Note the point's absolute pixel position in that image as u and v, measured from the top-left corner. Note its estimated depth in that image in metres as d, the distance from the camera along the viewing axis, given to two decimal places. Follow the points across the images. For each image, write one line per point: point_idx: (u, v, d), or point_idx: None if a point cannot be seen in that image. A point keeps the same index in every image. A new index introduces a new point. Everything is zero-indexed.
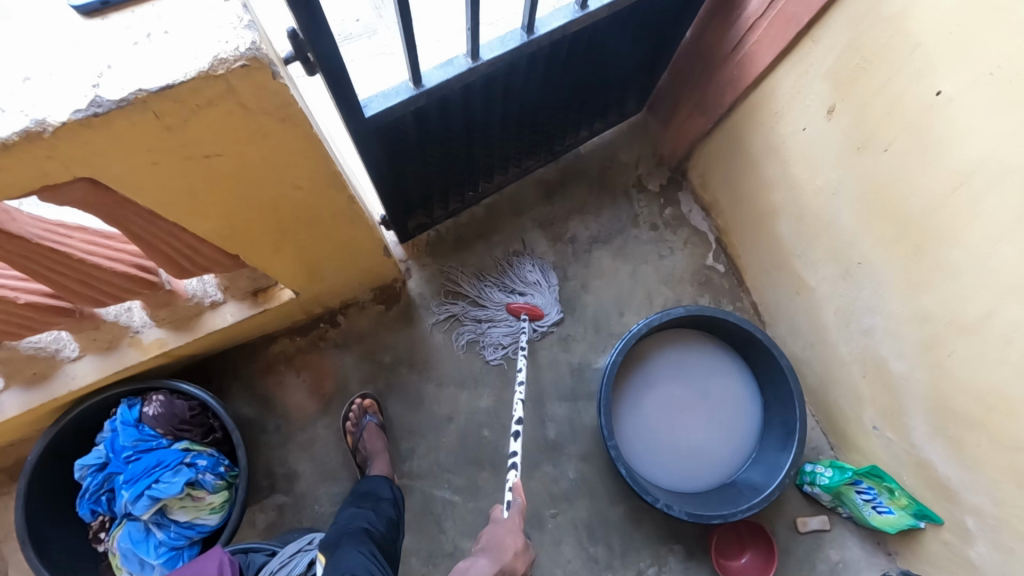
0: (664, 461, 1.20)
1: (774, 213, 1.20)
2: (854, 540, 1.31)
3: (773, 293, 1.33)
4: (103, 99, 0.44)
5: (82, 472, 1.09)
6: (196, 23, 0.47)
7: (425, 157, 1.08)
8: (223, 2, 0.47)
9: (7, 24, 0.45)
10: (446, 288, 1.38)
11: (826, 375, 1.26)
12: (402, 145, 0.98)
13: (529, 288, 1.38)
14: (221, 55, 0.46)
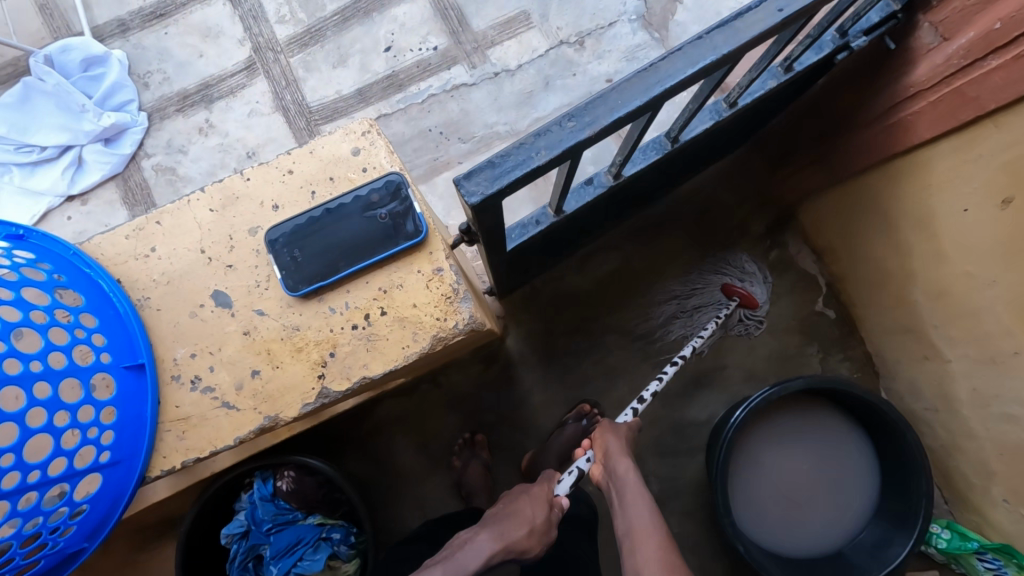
0: (777, 529, 1.21)
1: (907, 279, 1.12)
2: None
3: (892, 349, 1.26)
4: (329, 389, 0.78)
5: (227, 539, 1.17)
6: (399, 326, 0.79)
7: (538, 254, 1.05)
8: (419, 306, 0.80)
9: (267, 319, 0.81)
10: (654, 292, 1.41)
11: (949, 440, 1.21)
12: (527, 255, 0.95)
13: (745, 276, 1.36)
14: (436, 337, 0.79)
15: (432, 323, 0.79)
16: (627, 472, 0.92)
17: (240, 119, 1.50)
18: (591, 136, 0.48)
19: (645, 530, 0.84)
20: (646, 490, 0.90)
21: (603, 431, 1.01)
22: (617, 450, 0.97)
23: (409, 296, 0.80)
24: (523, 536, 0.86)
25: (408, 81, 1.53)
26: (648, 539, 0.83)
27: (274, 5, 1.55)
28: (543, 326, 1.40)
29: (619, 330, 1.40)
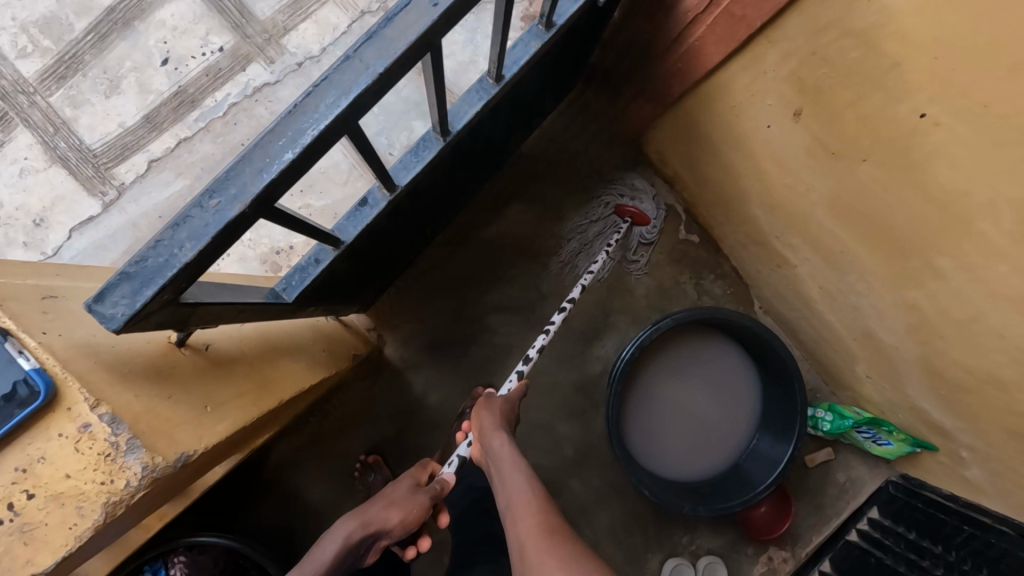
0: (680, 460, 1.26)
1: (744, 197, 1.13)
2: (857, 459, 1.43)
3: (752, 262, 1.29)
4: None
5: None
6: (48, 508, 0.52)
7: (365, 270, 0.96)
8: (73, 470, 0.52)
9: None
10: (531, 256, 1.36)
11: (816, 334, 1.27)
12: (341, 282, 0.87)
13: (636, 193, 1.34)
14: (112, 504, 0.53)
15: (98, 488, 0.53)
16: (503, 444, 0.83)
17: (10, 182, 1.29)
18: (244, 215, 0.47)
19: (522, 495, 0.73)
20: (520, 451, 0.81)
21: (481, 411, 0.93)
22: (496, 427, 0.87)
23: (56, 465, 0.52)
24: (382, 508, 0.79)
25: (199, 94, 1.33)
26: (521, 500, 0.72)
27: (6, 37, 1.29)
28: (421, 323, 1.33)
29: (497, 308, 1.34)
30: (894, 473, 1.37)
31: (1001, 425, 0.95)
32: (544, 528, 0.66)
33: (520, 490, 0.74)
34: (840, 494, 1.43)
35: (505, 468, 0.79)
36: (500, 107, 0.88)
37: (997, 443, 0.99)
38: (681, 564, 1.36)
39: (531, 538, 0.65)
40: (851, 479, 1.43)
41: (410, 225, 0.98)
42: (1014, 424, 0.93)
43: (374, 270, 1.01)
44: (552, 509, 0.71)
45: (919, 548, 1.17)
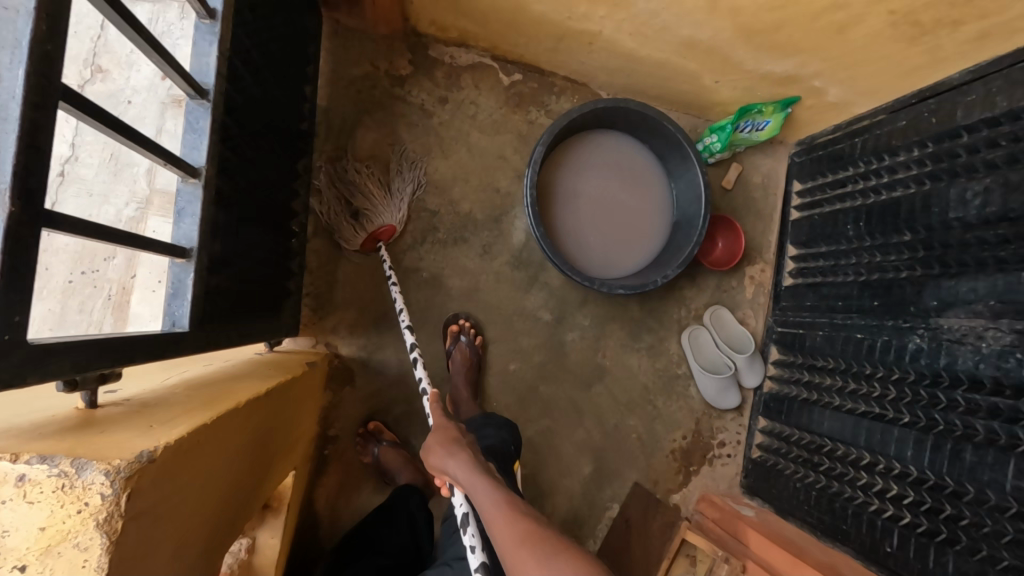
0: (631, 251, 1.34)
1: (522, 2, 1.14)
2: (759, 157, 1.56)
3: (571, 59, 1.33)
4: None
5: None
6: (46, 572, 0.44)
7: (245, 279, 0.92)
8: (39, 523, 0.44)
9: None
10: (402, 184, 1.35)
11: (659, 79, 1.34)
12: (230, 298, 0.83)
13: (397, 177, 1.33)
14: (103, 520, 0.45)
15: (78, 518, 0.44)
16: (461, 470, 0.82)
17: None
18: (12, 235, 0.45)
19: (496, 512, 0.73)
20: (481, 469, 0.81)
21: (433, 452, 0.89)
22: (448, 454, 0.85)
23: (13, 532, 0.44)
24: None
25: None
26: (495, 514, 0.73)
27: None
28: (355, 309, 1.31)
29: (406, 250, 1.34)
30: (795, 143, 1.53)
31: (820, 33, 1.06)
32: (517, 533, 0.69)
33: (494, 501, 0.75)
34: (765, 193, 1.56)
35: (473, 491, 0.79)
36: (247, 53, 0.83)
37: (828, 49, 1.10)
38: (693, 329, 1.47)
39: (522, 546, 0.66)
40: (765, 176, 1.56)
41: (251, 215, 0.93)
42: (826, 24, 1.03)
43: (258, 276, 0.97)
44: (521, 504, 0.75)
45: (841, 182, 1.35)
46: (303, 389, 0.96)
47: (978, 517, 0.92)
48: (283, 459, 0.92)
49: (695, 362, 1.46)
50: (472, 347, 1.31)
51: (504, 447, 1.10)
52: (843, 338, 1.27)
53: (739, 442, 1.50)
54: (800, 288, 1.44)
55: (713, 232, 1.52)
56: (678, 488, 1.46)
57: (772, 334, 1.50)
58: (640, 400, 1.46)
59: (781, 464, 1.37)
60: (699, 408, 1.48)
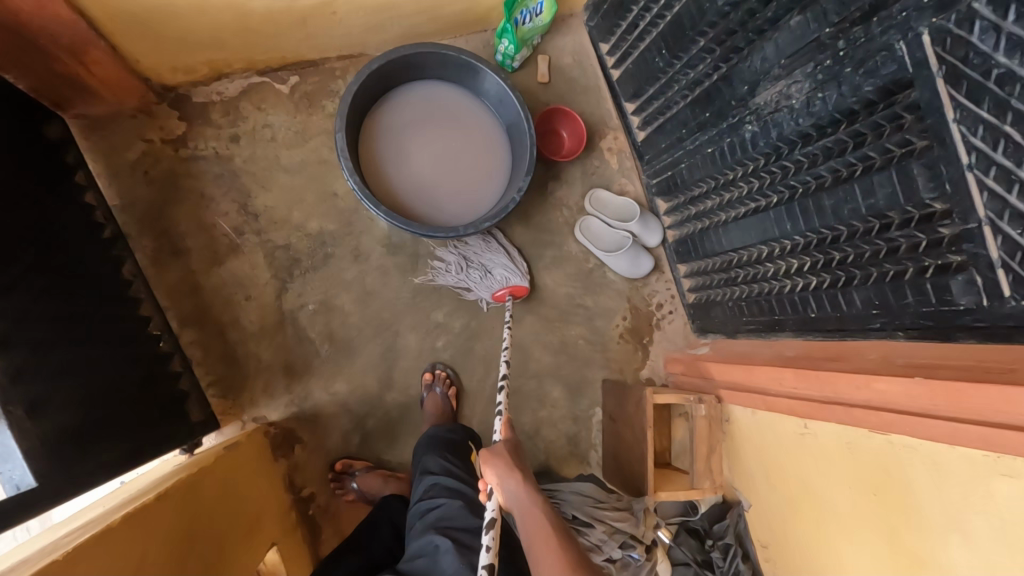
0: (486, 183, 1.34)
1: (241, 8, 1.08)
2: (560, 39, 1.56)
3: (332, 37, 1.28)
4: None
5: None
6: None
7: (99, 406, 0.87)
8: None
9: None
10: (242, 236, 1.30)
11: (423, 14, 1.31)
12: (76, 433, 0.79)
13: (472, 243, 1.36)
14: None
15: None
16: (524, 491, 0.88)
17: None
18: None
19: (547, 541, 0.84)
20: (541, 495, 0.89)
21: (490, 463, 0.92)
22: (512, 469, 0.90)
23: None
24: None
25: None
26: (549, 544, 0.84)
27: None
28: (263, 373, 1.27)
29: (281, 293, 1.30)
30: (584, 11, 1.56)
31: None
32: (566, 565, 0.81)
33: (550, 530, 0.85)
34: (582, 68, 1.58)
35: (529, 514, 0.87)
36: None
37: None
38: (583, 221, 1.50)
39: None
40: (574, 52, 1.57)
41: (73, 346, 0.87)
42: None
43: (117, 397, 0.92)
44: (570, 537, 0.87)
45: (633, 22, 1.36)
46: (231, 473, 0.94)
47: (858, 247, 0.97)
48: (246, 540, 0.90)
49: (598, 249, 1.49)
50: (446, 396, 1.31)
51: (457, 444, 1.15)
52: (701, 160, 1.31)
53: (674, 296, 1.56)
54: (651, 135, 1.47)
55: (554, 125, 1.52)
56: (643, 364, 1.52)
57: (652, 188, 1.54)
58: (569, 309, 1.50)
59: (710, 295, 1.43)
60: (624, 286, 1.53)
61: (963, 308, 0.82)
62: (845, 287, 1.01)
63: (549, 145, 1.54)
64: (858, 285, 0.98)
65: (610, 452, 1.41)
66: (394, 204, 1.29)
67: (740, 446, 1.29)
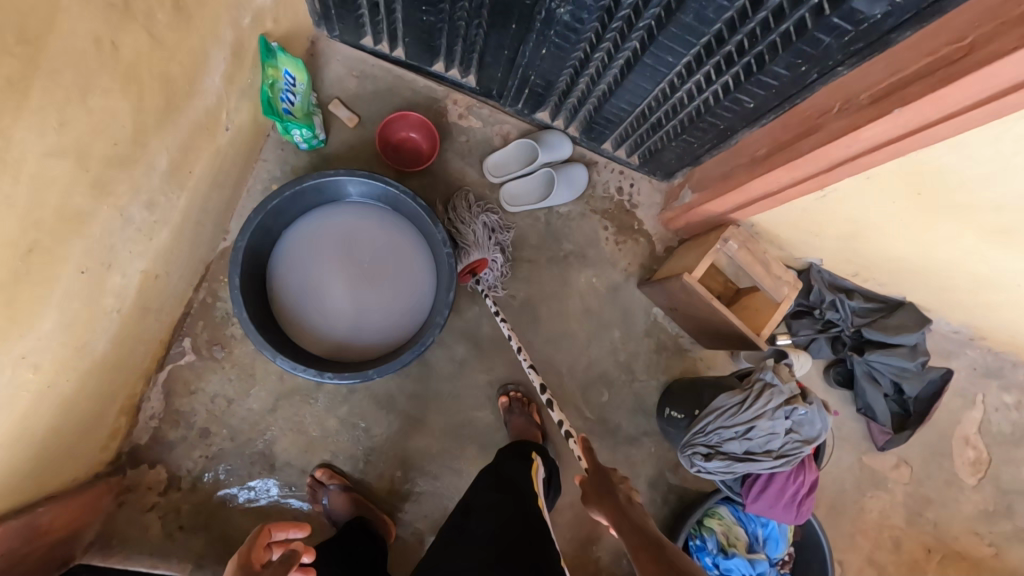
0: (410, 257, 1.25)
1: (96, 362, 0.97)
2: (324, 74, 1.38)
3: (175, 288, 1.16)
4: None
5: None
6: None
7: None
8: None
9: None
10: (296, 487, 1.27)
11: (212, 191, 1.16)
12: None
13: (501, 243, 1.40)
14: None
15: None
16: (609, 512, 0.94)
17: None
18: None
19: (637, 549, 0.84)
20: (637, 508, 0.93)
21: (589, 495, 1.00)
22: (603, 504, 0.96)
23: None
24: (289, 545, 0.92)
25: None
26: (642, 555, 0.82)
27: None
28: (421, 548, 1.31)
29: (369, 489, 1.30)
30: (316, 29, 1.36)
31: (181, 33, 0.87)
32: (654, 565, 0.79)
33: (638, 539, 0.85)
34: (367, 77, 1.41)
35: (618, 518, 0.91)
36: None
37: (203, 18, 0.92)
38: (506, 198, 1.42)
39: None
40: (347, 73, 1.39)
41: None
42: (170, 28, 0.84)
43: None
44: (674, 555, 0.81)
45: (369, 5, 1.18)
46: None
47: (746, 30, 0.90)
48: None
49: (535, 201, 1.42)
50: (525, 413, 1.28)
51: (523, 456, 1.09)
52: (544, 62, 1.19)
53: (622, 171, 1.50)
54: (480, 72, 1.33)
55: (396, 135, 1.36)
56: (651, 244, 1.50)
57: (523, 111, 1.42)
58: (562, 266, 1.46)
59: (650, 149, 1.36)
60: (581, 205, 1.48)
61: (879, 14, 0.76)
62: (761, 69, 0.94)
63: (406, 157, 1.39)
64: (772, 61, 0.91)
65: (693, 330, 1.44)
66: (379, 345, 1.21)
67: (779, 228, 1.33)
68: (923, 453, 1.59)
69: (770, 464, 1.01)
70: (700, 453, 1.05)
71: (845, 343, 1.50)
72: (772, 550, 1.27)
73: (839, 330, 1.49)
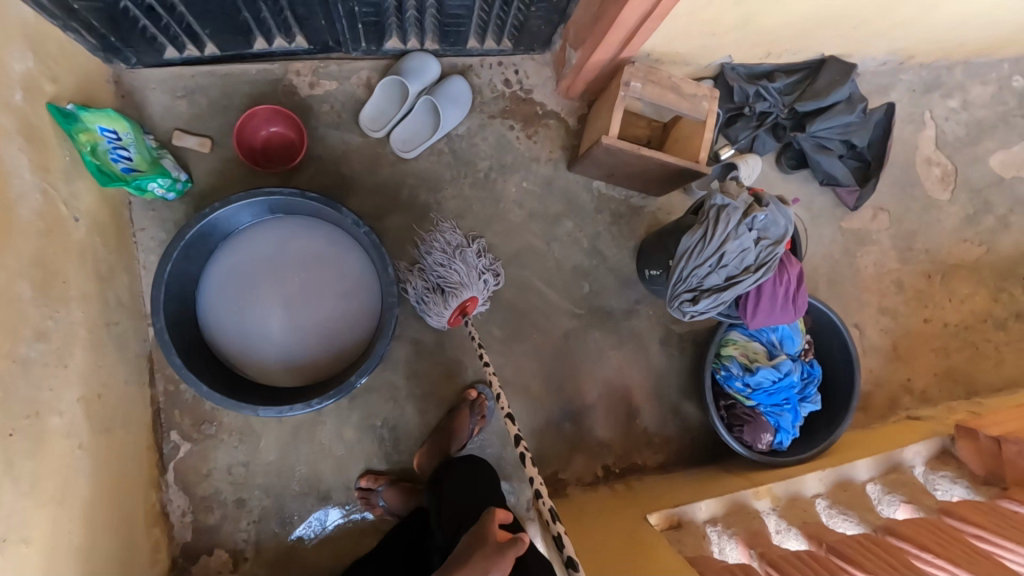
0: (335, 253, 1.19)
1: (88, 499, 0.94)
2: (149, 111, 1.23)
3: (127, 394, 1.10)
4: None
5: (813, 395, 1.33)
6: None
7: None
8: None
9: None
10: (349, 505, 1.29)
11: (104, 286, 1.07)
12: None
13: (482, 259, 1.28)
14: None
15: None
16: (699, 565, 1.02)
17: None
18: None
19: None
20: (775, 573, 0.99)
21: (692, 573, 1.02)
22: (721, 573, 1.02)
23: None
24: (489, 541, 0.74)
25: None
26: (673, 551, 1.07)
27: None
28: None
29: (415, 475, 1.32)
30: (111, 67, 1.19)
31: None
32: None
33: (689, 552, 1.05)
34: (194, 92, 1.25)
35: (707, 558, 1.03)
36: None
37: None
38: (398, 146, 1.30)
39: None
40: (171, 98, 1.24)
41: None
42: None
43: None
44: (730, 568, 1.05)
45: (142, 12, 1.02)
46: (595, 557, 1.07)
47: None
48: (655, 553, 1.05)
49: (430, 135, 1.30)
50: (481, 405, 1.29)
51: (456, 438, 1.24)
52: None
53: (500, 61, 1.38)
54: (304, 27, 1.18)
55: (258, 138, 1.24)
56: (563, 122, 1.41)
57: (370, 48, 1.28)
58: (488, 187, 1.38)
59: (516, 25, 1.24)
60: (477, 117, 1.37)
61: None
62: None
63: (281, 153, 1.26)
64: None
65: (640, 186, 1.38)
66: (347, 348, 1.17)
67: (675, 46, 1.23)
68: (895, 193, 1.60)
69: (753, 279, 1.00)
70: (687, 299, 1.04)
71: (785, 127, 1.46)
72: (791, 347, 1.30)
73: (775, 118, 1.44)
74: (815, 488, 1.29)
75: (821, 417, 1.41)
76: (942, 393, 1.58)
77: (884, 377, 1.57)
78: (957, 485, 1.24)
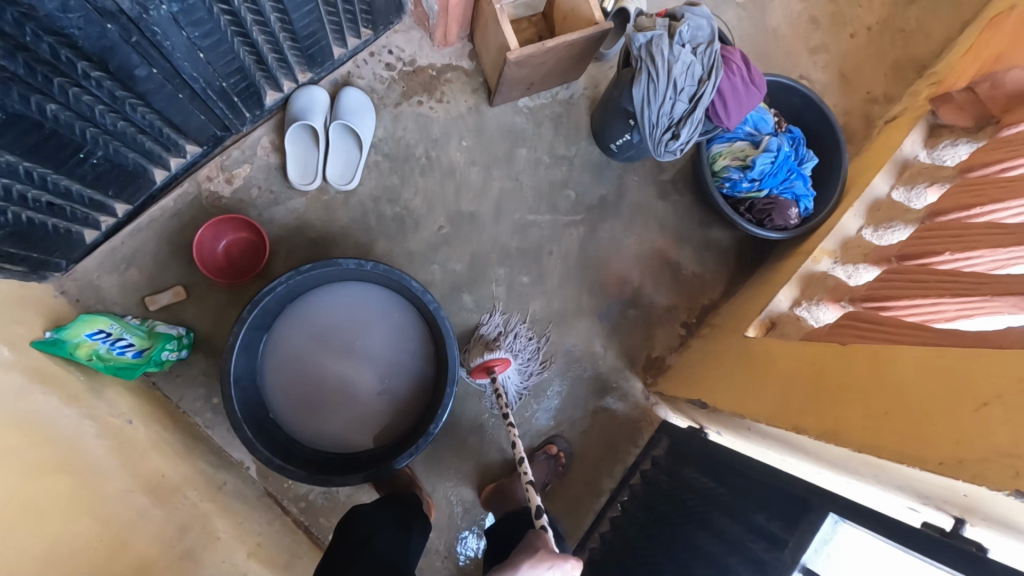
0: (358, 301, 1.20)
1: None
2: (111, 299, 1.19)
3: (278, 530, 1.14)
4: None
5: (807, 153, 1.40)
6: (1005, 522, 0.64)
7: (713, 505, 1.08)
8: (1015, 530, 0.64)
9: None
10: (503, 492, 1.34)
11: (195, 462, 1.08)
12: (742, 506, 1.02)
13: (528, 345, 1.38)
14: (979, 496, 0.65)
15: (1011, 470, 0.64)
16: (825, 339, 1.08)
17: None
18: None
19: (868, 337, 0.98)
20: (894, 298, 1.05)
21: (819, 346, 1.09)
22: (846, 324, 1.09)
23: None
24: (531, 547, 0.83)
25: None
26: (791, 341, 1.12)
27: None
28: (611, 413, 1.42)
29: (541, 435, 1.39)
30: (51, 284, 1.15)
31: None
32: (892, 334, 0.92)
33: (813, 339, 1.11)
34: (137, 256, 1.21)
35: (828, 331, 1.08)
36: None
37: None
38: (339, 182, 1.28)
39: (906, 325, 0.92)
40: (120, 274, 1.20)
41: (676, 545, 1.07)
42: None
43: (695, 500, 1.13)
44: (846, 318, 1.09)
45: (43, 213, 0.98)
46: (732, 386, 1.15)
47: None
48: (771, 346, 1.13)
49: (360, 155, 1.28)
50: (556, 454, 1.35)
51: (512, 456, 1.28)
52: (215, 64, 1.01)
53: (371, 53, 1.35)
54: (190, 132, 1.13)
55: (220, 255, 1.21)
56: (459, 68, 1.39)
57: (256, 115, 1.24)
58: (435, 166, 1.38)
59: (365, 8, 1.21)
60: (385, 114, 1.35)
61: None
62: None
63: (248, 254, 1.24)
64: None
65: (560, 80, 1.39)
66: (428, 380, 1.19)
67: None
68: None
69: (712, 86, 1.04)
70: (670, 138, 1.08)
71: None
72: (767, 128, 1.36)
73: None
74: (856, 225, 1.37)
75: (822, 169, 1.48)
76: (901, 86, 1.65)
77: (847, 105, 1.64)
78: (959, 145, 1.26)
